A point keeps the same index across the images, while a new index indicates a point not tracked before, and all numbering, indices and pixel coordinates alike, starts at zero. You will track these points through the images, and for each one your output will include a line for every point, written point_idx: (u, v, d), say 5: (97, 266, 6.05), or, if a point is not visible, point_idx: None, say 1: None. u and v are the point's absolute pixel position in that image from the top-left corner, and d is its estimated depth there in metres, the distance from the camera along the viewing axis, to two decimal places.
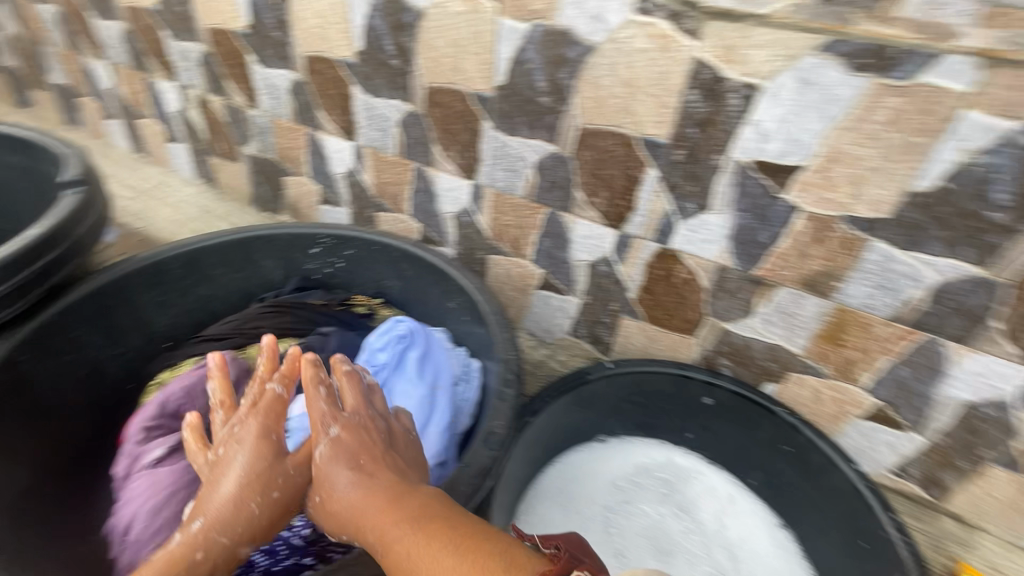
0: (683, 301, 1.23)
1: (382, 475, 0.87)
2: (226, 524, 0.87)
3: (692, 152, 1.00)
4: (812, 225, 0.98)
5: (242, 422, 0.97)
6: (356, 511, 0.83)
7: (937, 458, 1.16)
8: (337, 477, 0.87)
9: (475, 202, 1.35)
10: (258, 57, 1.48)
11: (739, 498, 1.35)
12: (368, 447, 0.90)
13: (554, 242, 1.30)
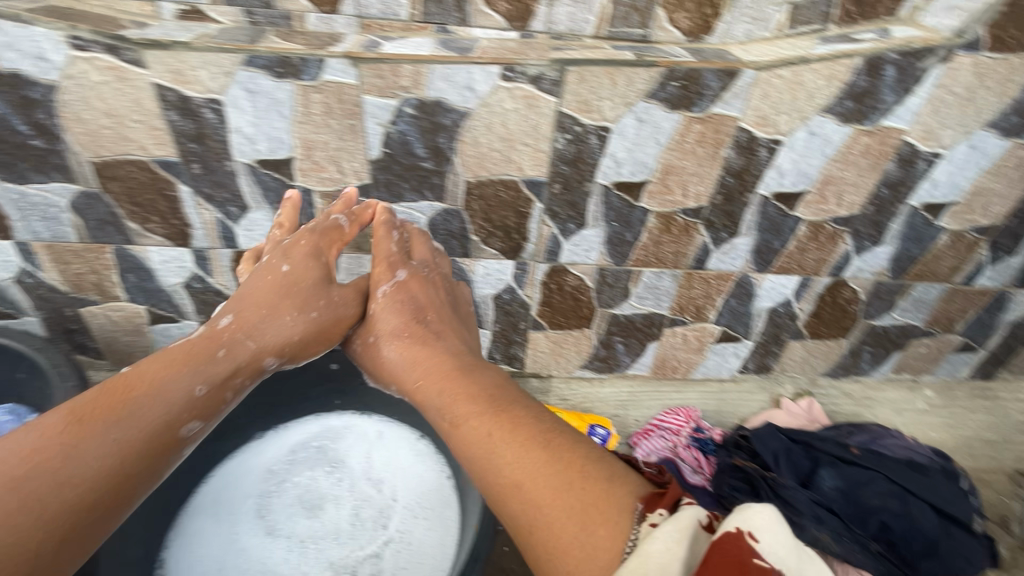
0: (710, 297, 1.49)
1: (433, 340, 1.11)
2: (270, 334, 1.10)
3: (728, 195, 1.24)
4: (810, 230, 1.32)
5: (295, 253, 1.17)
6: (423, 359, 1.07)
7: (623, 330, 1.59)
8: (404, 354, 1.10)
9: (519, 280, 1.43)
10: (217, 179, 1.20)
11: (382, 440, 1.50)
12: (434, 317, 1.17)
13: (611, 293, 1.48)
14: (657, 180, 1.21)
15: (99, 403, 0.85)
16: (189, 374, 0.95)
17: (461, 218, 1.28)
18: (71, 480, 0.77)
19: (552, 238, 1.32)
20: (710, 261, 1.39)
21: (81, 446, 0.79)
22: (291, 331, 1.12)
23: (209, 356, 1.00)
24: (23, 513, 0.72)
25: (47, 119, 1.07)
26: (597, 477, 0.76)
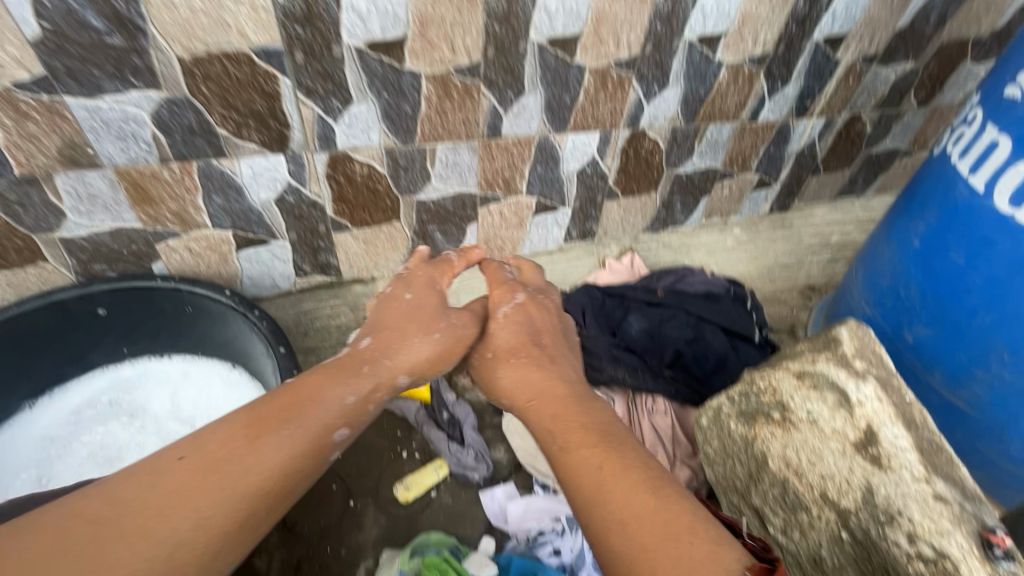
0: (647, 174, 1.20)
1: (502, 371, 0.76)
2: (410, 347, 0.77)
3: (791, 39, 1.04)
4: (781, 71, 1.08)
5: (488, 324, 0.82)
6: (537, 391, 0.71)
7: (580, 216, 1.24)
8: (522, 380, 0.73)
9: (548, 160, 1.09)
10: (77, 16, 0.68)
11: (192, 371, 1.01)
12: (530, 368, 0.74)
13: (546, 168, 1.10)
14: (587, 30, 0.90)
15: (263, 412, 0.62)
16: (299, 392, 0.65)
17: (338, 130, 0.91)
18: (218, 490, 0.54)
19: (490, 110, 0.97)
20: (645, 120, 1.10)
21: (261, 442, 0.59)
22: (431, 358, 0.78)
23: (372, 385, 0.72)
24: (201, 500, 0.53)
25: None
26: (705, 538, 0.50)
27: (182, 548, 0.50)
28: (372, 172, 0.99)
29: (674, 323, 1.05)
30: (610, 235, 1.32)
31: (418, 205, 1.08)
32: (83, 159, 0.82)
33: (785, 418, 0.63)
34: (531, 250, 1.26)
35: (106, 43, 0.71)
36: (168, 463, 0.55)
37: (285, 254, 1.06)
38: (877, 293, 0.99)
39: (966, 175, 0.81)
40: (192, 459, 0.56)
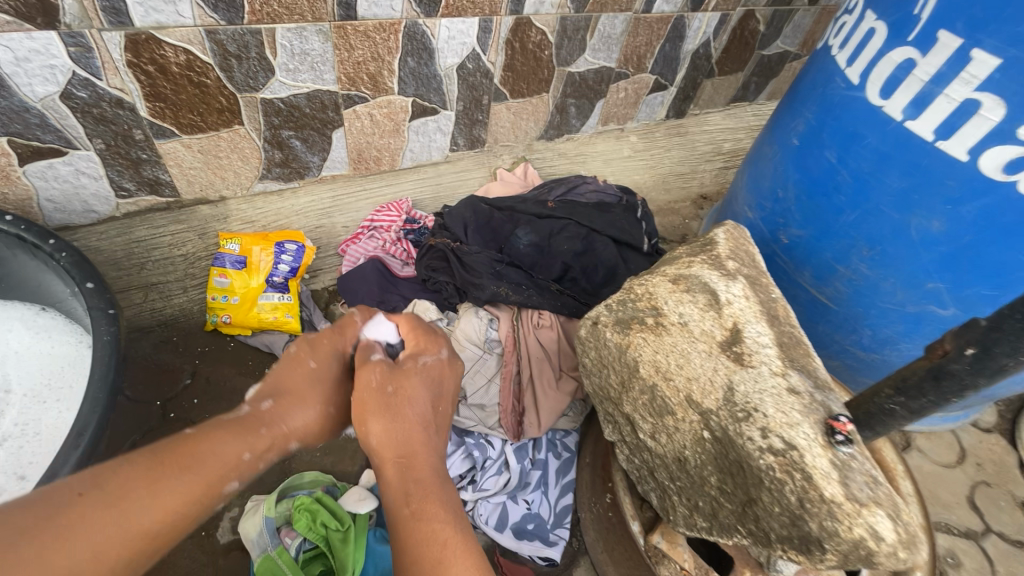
0: (536, 72, 1.10)
1: (365, 417, 0.55)
2: (306, 410, 0.57)
3: None
4: None
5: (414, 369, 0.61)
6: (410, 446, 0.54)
7: (465, 122, 1.12)
8: (378, 430, 0.54)
9: (417, 53, 0.94)
10: None
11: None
12: (371, 390, 0.57)
13: (419, 62, 0.96)
14: None
15: (179, 453, 0.46)
16: (220, 437, 0.49)
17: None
18: (124, 538, 0.40)
19: None
20: (530, 6, 0.97)
21: (161, 484, 0.43)
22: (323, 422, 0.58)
23: (269, 424, 0.53)
24: (90, 539, 0.39)
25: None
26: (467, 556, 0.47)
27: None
28: (193, 60, 0.79)
29: (564, 235, 1.01)
30: (501, 145, 1.22)
31: (265, 106, 0.90)
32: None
33: (658, 323, 0.61)
34: (413, 161, 1.13)
35: None
36: (53, 502, 0.39)
37: (95, 170, 0.85)
38: (758, 197, 0.99)
39: (844, 68, 0.80)
40: (94, 496, 0.41)
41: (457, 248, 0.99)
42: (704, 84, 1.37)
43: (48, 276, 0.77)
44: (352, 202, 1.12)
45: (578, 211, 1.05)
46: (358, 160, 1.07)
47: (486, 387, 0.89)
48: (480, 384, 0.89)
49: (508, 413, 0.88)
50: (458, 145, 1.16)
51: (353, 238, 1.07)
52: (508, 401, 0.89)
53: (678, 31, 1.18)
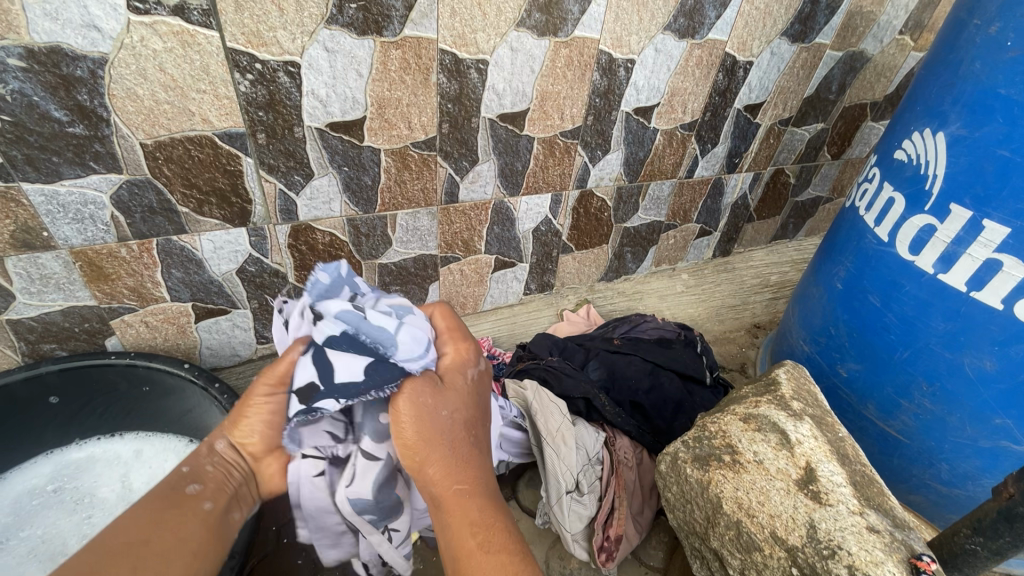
0: (597, 228, 1.29)
1: (426, 455, 0.55)
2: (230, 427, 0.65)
3: (714, 111, 1.18)
4: (707, 133, 1.22)
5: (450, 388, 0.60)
6: (463, 473, 0.56)
7: (536, 270, 1.30)
8: (422, 448, 0.56)
9: (502, 222, 1.16)
10: (43, 115, 0.71)
11: (159, 445, 1.00)
12: (426, 417, 0.56)
13: (502, 228, 1.17)
14: (534, 106, 1.00)
15: (153, 512, 0.55)
16: (164, 482, 0.59)
17: (300, 203, 0.94)
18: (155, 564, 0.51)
19: (446, 178, 1.03)
20: (592, 181, 1.19)
21: (155, 522, 0.54)
22: (240, 425, 0.64)
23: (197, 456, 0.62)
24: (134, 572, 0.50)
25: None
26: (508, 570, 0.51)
27: None
28: (335, 240, 1.02)
29: (632, 370, 1.10)
30: (567, 286, 1.39)
31: (381, 268, 1.11)
32: (36, 242, 0.81)
33: (735, 461, 0.68)
34: (492, 304, 1.32)
35: (67, 132, 0.73)
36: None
37: (247, 321, 1.06)
38: (811, 332, 1.08)
39: (873, 227, 0.91)
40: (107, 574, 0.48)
41: (548, 367, 1.09)
42: (745, 224, 1.52)
43: (203, 410, 0.93)
44: None
45: (643, 344, 1.18)
46: (448, 305, 1.26)
47: (588, 501, 0.90)
48: (584, 497, 0.90)
49: (597, 533, 0.88)
50: (530, 289, 1.34)
51: None
52: (600, 519, 0.89)
53: (718, 188, 1.37)
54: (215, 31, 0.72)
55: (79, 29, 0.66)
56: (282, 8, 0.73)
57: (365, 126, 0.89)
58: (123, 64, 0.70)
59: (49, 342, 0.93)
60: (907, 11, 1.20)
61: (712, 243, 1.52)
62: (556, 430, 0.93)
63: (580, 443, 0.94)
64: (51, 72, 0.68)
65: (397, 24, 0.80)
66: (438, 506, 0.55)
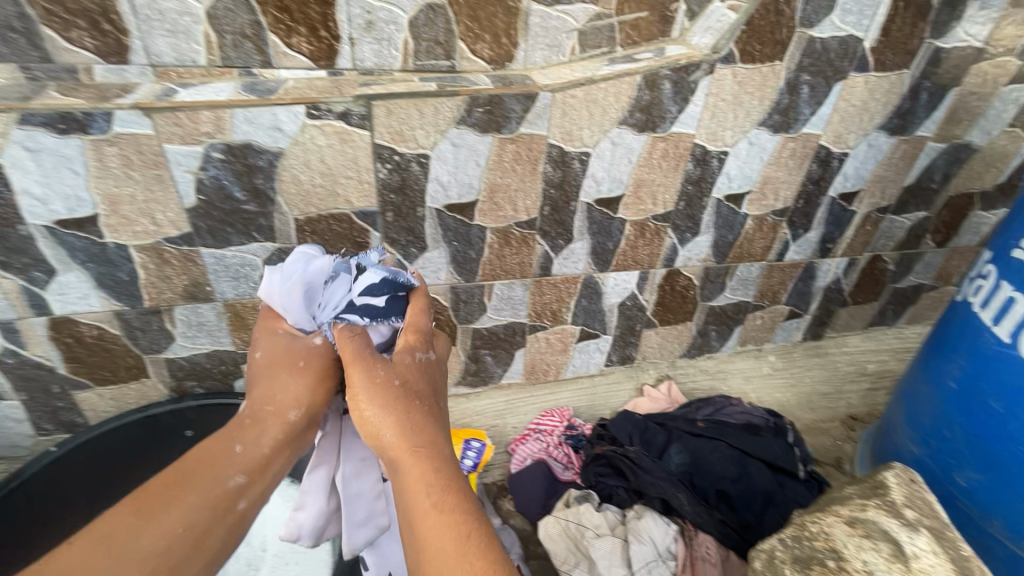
0: (683, 306, 1.30)
1: (377, 415, 0.66)
2: (286, 390, 0.74)
3: (807, 198, 1.19)
4: (799, 219, 1.22)
5: (400, 377, 0.70)
6: (410, 437, 0.64)
7: (620, 343, 1.32)
8: (388, 422, 0.65)
9: (590, 295, 1.20)
10: (225, 195, 0.87)
11: None
12: (385, 387, 0.68)
13: (590, 300, 1.21)
14: (629, 192, 1.06)
15: (188, 477, 0.66)
16: (213, 447, 0.69)
17: (413, 270, 1.05)
18: (162, 530, 0.60)
19: (542, 254, 1.10)
20: (679, 261, 1.21)
21: (187, 493, 0.64)
22: (310, 392, 0.75)
23: (255, 427, 0.72)
24: (151, 534, 0.59)
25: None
26: (456, 526, 0.56)
27: (135, 556, 0.58)
28: (437, 305, 1.11)
29: (718, 456, 1.07)
30: (648, 360, 1.38)
31: (474, 332, 1.18)
32: (200, 295, 0.97)
33: (841, 567, 0.65)
34: (574, 373, 1.33)
35: (242, 208, 0.89)
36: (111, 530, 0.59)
37: None
38: (922, 432, 1.01)
39: (993, 325, 0.86)
40: (134, 525, 0.60)
41: (627, 456, 1.08)
42: (839, 309, 1.46)
43: None
44: (518, 402, 1.30)
45: (730, 427, 1.14)
46: (531, 371, 1.29)
47: None
48: None
49: None
50: (611, 360, 1.35)
51: (522, 438, 1.21)
52: None
53: (810, 271, 1.35)
54: (367, 131, 0.86)
55: (266, 131, 0.82)
56: (423, 112, 0.86)
57: (476, 206, 1.00)
58: (293, 156, 0.85)
59: (190, 377, 1.07)
60: (1017, 105, 1.18)
61: (804, 325, 1.47)
62: (594, 533, 0.95)
63: (634, 539, 0.94)
64: (240, 163, 0.84)
65: (513, 123, 0.91)
66: (394, 463, 0.63)
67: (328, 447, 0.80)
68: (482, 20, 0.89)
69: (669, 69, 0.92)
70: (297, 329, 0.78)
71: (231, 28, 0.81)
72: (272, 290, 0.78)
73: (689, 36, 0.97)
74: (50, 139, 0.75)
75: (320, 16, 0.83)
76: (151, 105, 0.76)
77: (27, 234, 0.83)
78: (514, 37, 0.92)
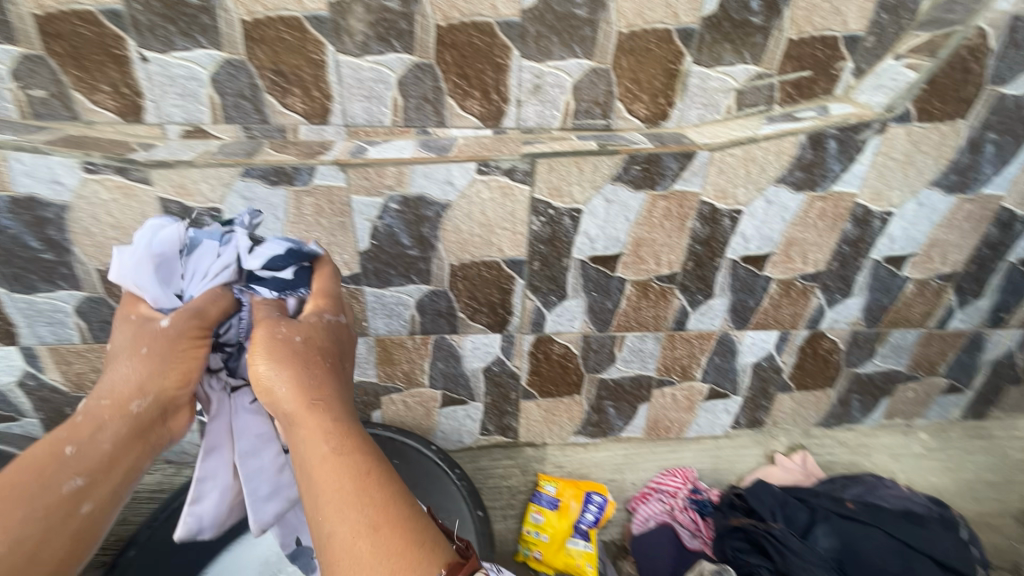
0: (824, 371, 1.21)
1: (275, 372, 0.62)
2: (120, 378, 0.63)
3: (980, 263, 1.08)
4: (969, 285, 1.11)
5: (283, 345, 0.64)
6: (310, 396, 0.61)
7: (750, 405, 1.25)
8: (290, 381, 0.61)
9: (723, 353, 1.16)
10: (393, 240, 0.94)
11: None
12: (285, 343, 0.63)
13: (723, 357, 1.16)
14: (778, 250, 1.02)
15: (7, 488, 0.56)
16: (42, 449, 0.60)
17: (550, 317, 1.07)
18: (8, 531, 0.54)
19: (679, 309, 1.08)
20: (825, 323, 1.13)
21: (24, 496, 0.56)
22: (155, 377, 0.64)
23: (90, 423, 0.62)
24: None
25: (61, 236, 0.88)
26: (366, 473, 0.57)
27: None
28: (568, 352, 1.12)
29: (876, 545, 0.97)
30: (779, 426, 1.29)
31: (600, 382, 1.17)
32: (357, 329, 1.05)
33: None
34: (697, 433, 1.27)
35: (406, 253, 0.96)
36: None
37: (478, 413, 1.18)
38: None
39: None
40: None
41: (770, 534, 1.00)
42: (1010, 386, 1.29)
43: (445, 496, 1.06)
44: (637, 457, 1.26)
45: (886, 511, 1.03)
46: (653, 426, 1.25)
47: None
48: None
49: None
50: (739, 423, 1.27)
51: (643, 497, 1.17)
52: None
53: (977, 342, 1.20)
54: (528, 186, 0.90)
55: (439, 185, 0.89)
56: (582, 170, 0.89)
57: (619, 259, 1.00)
58: (458, 208, 0.91)
59: None
60: None
61: (964, 402, 1.30)
62: None
63: None
64: (412, 213, 0.91)
65: (668, 180, 0.91)
66: (292, 420, 0.60)
67: (218, 430, 0.73)
68: (643, 82, 0.92)
69: (837, 128, 0.89)
70: (156, 310, 0.69)
71: (416, 93, 0.90)
72: (123, 276, 0.69)
73: (856, 94, 0.93)
74: (263, 189, 0.87)
75: (494, 81, 0.90)
76: (347, 161, 0.85)
77: None
78: (671, 98, 0.94)
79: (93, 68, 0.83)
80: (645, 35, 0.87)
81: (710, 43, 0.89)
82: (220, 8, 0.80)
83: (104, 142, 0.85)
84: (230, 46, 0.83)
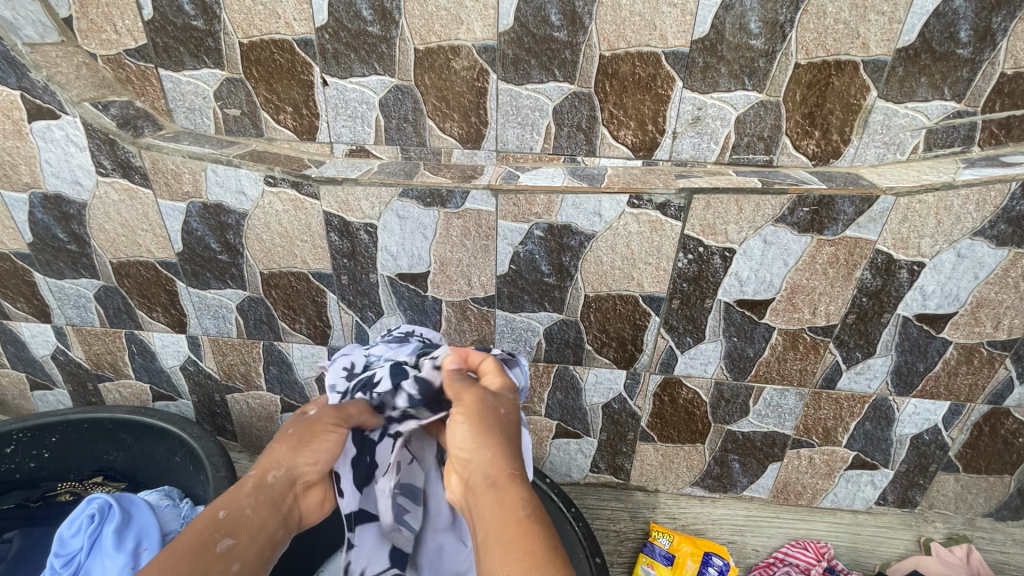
0: (1003, 454, 1.03)
1: (481, 432, 0.59)
2: (275, 452, 0.65)
3: None
4: None
5: (485, 408, 0.63)
6: (503, 465, 0.57)
7: (902, 481, 1.09)
8: (483, 442, 0.59)
9: (877, 418, 1.02)
10: (531, 266, 0.93)
11: None
12: (488, 408, 0.63)
13: (877, 424, 1.03)
14: (964, 311, 0.89)
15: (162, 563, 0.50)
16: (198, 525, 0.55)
17: (681, 359, 1.01)
18: None
19: (831, 364, 0.97)
20: (1012, 399, 0.97)
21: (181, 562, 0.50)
22: (298, 452, 0.66)
23: (234, 492, 0.60)
24: None
25: (237, 240, 0.98)
26: (553, 552, 0.47)
27: None
28: (696, 398, 1.05)
29: None
30: (934, 510, 1.12)
31: (727, 434, 1.08)
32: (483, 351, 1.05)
33: None
34: (832, 504, 1.14)
35: (543, 280, 0.95)
36: None
37: (590, 449, 1.14)
38: None
39: None
40: None
41: None
42: None
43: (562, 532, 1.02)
44: (760, 520, 1.15)
45: None
46: (781, 489, 1.14)
47: None
48: None
49: None
50: (885, 499, 1.12)
51: (767, 568, 1.08)
52: None
53: None
54: (680, 222, 0.86)
55: (587, 215, 0.87)
56: (741, 209, 0.83)
57: (770, 304, 0.92)
58: (603, 239, 0.89)
59: None
60: None
61: None
62: None
63: None
64: (556, 240, 0.90)
65: (837, 226, 0.83)
66: (493, 483, 0.55)
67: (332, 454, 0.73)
68: (817, 117, 0.85)
69: None
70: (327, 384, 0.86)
71: (570, 122, 0.89)
72: None
73: None
74: (416, 209, 0.90)
75: (652, 112, 0.87)
76: (499, 187, 0.86)
77: (375, 281, 1.00)
78: (847, 134, 0.85)
79: (281, 91, 0.91)
80: (826, 68, 0.80)
81: (903, 76, 0.80)
82: (399, 38, 0.85)
83: (283, 157, 0.93)
84: (402, 73, 0.88)
